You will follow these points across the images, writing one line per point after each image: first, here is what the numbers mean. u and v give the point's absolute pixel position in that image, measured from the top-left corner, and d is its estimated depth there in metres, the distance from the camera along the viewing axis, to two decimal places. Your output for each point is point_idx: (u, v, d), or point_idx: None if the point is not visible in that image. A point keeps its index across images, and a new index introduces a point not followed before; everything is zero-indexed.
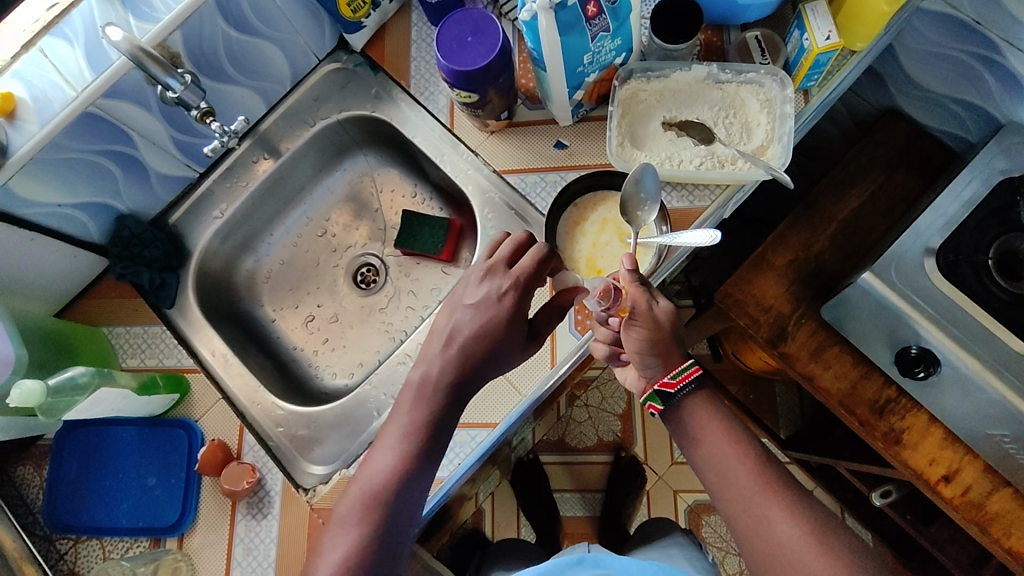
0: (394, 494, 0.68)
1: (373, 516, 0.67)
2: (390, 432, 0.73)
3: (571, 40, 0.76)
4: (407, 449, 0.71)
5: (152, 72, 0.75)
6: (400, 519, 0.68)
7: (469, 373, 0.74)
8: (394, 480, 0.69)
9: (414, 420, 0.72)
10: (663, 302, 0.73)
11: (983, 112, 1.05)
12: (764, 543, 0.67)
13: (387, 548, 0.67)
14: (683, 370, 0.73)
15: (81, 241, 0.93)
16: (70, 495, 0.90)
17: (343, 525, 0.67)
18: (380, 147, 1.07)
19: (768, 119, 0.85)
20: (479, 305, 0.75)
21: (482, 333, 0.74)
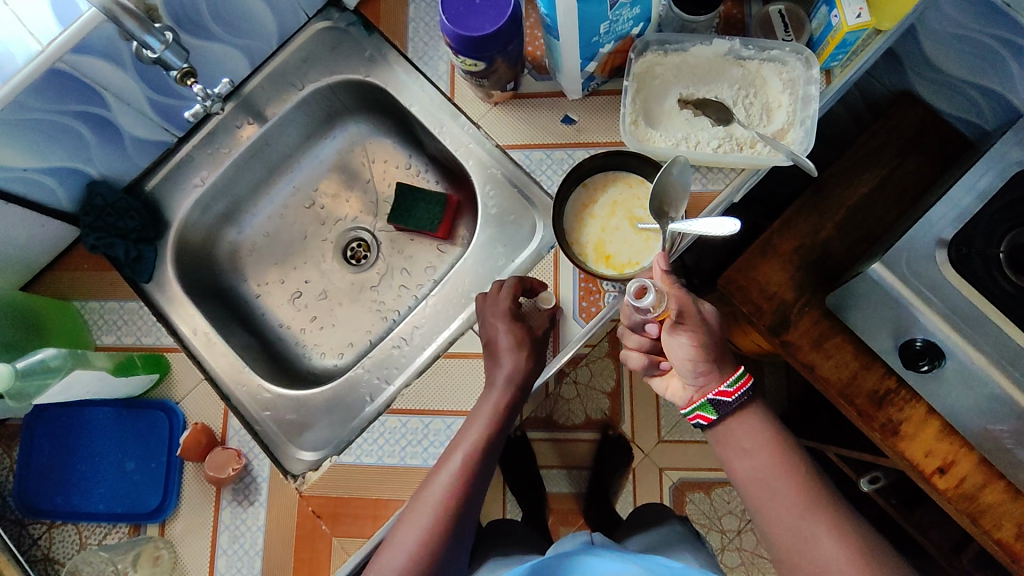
0: (474, 482, 0.72)
1: (455, 500, 0.70)
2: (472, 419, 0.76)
3: (588, 8, 0.70)
4: (490, 439, 0.74)
5: (129, 29, 0.68)
6: (475, 505, 0.72)
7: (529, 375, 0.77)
8: (476, 469, 0.72)
9: (493, 411, 0.75)
10: (706, 305, 0.71)
11: (1001, 98, 1.02)
12: (790, 544, 0.67)
13: (460, 532, 0.71)
14: (739, 378, 0.71)
15: (49, 209, 0.86)
16: (43, 479, 0.85)
17: (426, 503, 0.70)
18: (373, 114, 1.01)
19: (790, 101, 0.80)
20: (512, 333, 0.78)
21: (530, 349, 0.78)
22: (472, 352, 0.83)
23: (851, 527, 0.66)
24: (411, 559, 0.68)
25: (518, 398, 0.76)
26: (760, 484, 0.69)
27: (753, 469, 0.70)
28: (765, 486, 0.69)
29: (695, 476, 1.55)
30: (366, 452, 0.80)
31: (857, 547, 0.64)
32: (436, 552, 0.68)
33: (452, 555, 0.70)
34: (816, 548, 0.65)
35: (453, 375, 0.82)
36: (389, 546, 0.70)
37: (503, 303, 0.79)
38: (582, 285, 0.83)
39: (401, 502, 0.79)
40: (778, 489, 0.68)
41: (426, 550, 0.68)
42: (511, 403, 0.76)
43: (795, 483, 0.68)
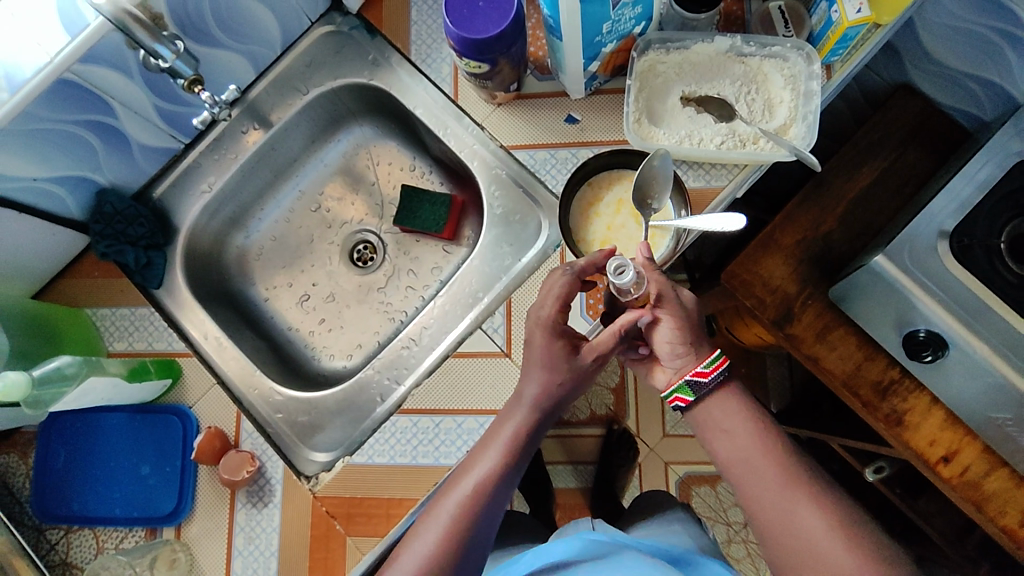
0: (484, 509, 0.68)
1: (462, 525, 0.67)
2: (490, 440, 0.73)
3: (591, 7, 0.71)
4: (508, 462, 0.71)
5: (138, 37, 0.69)
6: (484, 531, 0.69)
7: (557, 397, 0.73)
8: (488, 495, 0.69)
9: (512, 434, 0.72)
10: (684, 290, 0.74)
11: (998, 87, 1.03)
12: (780, 529, 0.67)
13: (467, 558, 0.67)
14: (715, 359, 0.73)
15: (59, 218, 0.86)
16: (59, 485, 0.86)
17: (431, 526, 0.68)
18: (377, 117, 1.01)
19: (792, 97, 0.81)
20: (549, 348, 0.74)
21: (565, 366, 0.73)
22: (481, 351, 0.84)
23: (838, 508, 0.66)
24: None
25: (540, 422, 0.73)
26: (740, 466, 0.71)
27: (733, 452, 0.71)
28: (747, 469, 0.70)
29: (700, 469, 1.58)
30: (378, 452, 0.82)
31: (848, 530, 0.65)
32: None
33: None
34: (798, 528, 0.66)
35: (463, 375, 0.83)
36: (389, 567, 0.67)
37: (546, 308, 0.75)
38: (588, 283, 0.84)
39: (414, 500, 0.80)
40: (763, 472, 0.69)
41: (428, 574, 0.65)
42: (530, 427, 0.73)
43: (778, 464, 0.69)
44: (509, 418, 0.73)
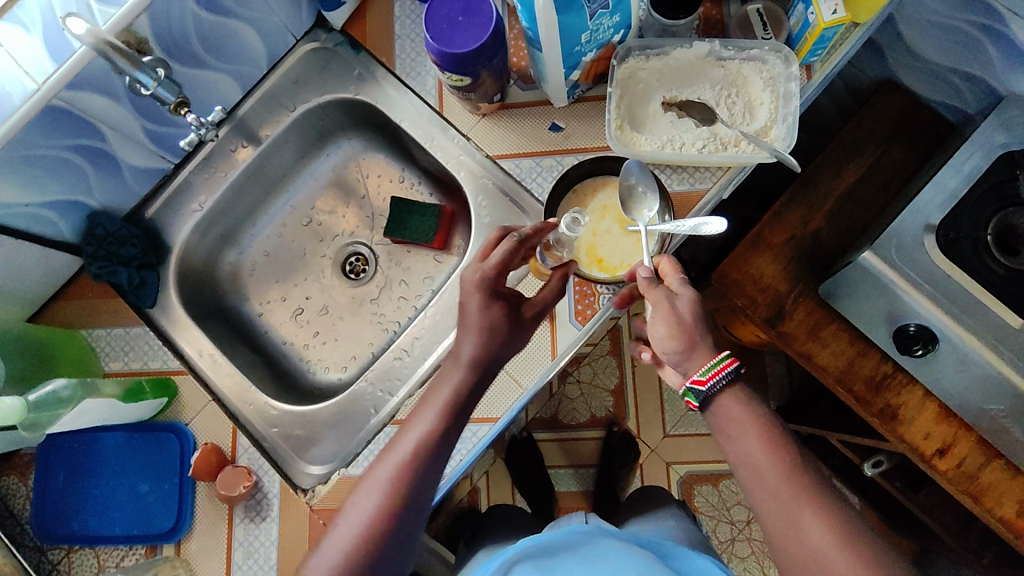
0: (419, 476, 0.65)
1: (396, 495, 0.63)
2: (424, 404, 0.69)
3: (569, 18, 0.72)
4: (442, 426, 0.67)
5: (119, 66, 0.71)
6: (421, 499, 0.65)
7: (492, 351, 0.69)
8: (421, 461, 0.65)
9: (447, 396, 0.68)
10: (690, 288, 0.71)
11: (980, 81, 1.04)
12: (787, 538, 0.63)
13: (405, 528, 0.64)
14: (716, 364, 0.66)
15: (52, 241, 0.87)
16: (60, 505, 0.87)
17: (362, 497, 0.64)
18: (364, 131, 1.02)
19: (772, 99, 0.82)
20: (486, 312, 0.70)
21: (499, 322, 0.70)
22: None
23: (847, 516, 0.62)
24: (346, 558, 0.61)
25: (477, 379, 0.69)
26: (744, 467, 0.66)
27: (734, 450, 0.67)
28: (745, 465, 0.67)
29: (702, 468, 1.56)
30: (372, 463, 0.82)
31: (861, 543, 0.60)
32: (372, 552, 0.62)
33: (393, 553, 0.63)
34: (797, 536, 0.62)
35: None
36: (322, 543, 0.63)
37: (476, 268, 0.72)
38: (576, 289, 0.85)
39: None
40: (761, 470, 0.65)
41: (361, 548, 0.62)
42: (465, 386, 0.68)
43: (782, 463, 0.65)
44: (443, 379, 0.70)
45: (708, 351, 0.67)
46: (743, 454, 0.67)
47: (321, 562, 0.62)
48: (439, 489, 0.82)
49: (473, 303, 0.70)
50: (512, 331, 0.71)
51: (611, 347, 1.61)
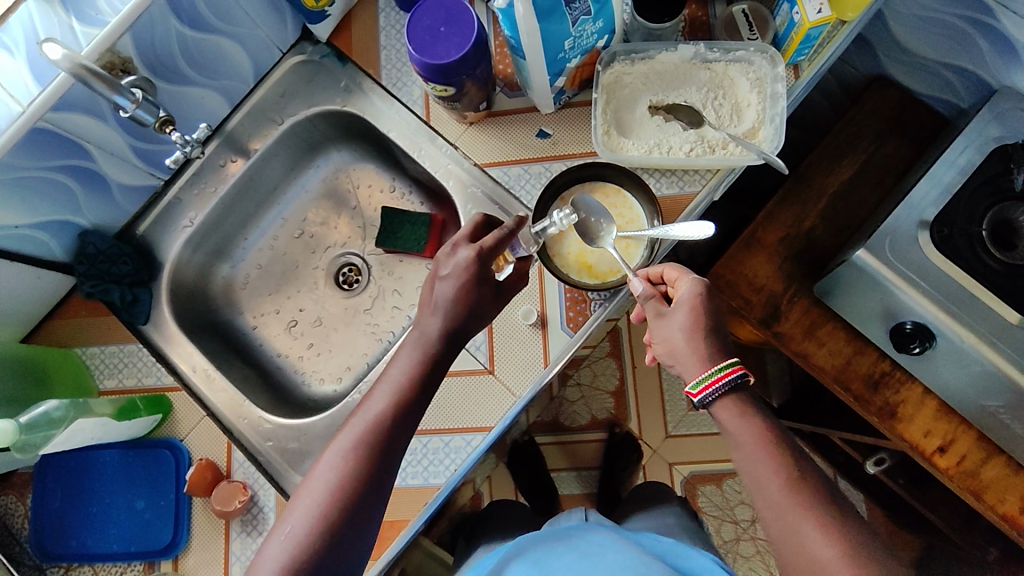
0: (385, 439, 0.64)
1: (363, 457, 0.63)
2: (389, 370, 0.69)
3: (550, 26, 0.71)
4: (401, 396, 0.66)
5: (98, 90, 0.70)
6: (389, 462, 0.64)
7: (458, 318, 0.69)
8: (386, 425, 0.65)
9: (411, 362, 0.68)
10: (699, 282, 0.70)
11: (972, 74, 1.03)
12: (790, 552, 0.59)
13: (374, 490, 0.63)
14: (709, 376, 0.65)
15: (44, 261, 0.88)
16: (58, 524, 0.87)
17: (327, 460, 0.64)
18: (353, 141, 1.02)
19: (759, 99, 0.82)
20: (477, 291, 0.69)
21: (466, 289, 0.68)
22: (465, 370, 0.84)
23: (853, 528, 0.58)
24: (315, 520, 0.61)
25: (441, 351, 0.69)
26: (747, 475, 0.64)
27: (737, 457, 0.65)
28: (747, 473, 0.64)
29: (704, 468, 1.55)
30: None
31: (867, 557, 0.56)
32: (341, 513, 0.61)
33: (363, 516, 0.62)
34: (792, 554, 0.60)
35: (448, 395, 0.84)
36: (290, 508, 0.63)
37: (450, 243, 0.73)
38: (567, 295, 0.85)
39: (405, 521, 0.81)
40: (761, 478, 0.62)
41: (329, 510, 0.61)
42: (431, 352, 0.68)
43: (785, 472, 0.61)
44: (408, 346, 0.70)
45: (697, 358, 0.67)
46: (743, 462, 0.64)
47: (290, 524, 0.62)
48: (437, 498, 0.80)
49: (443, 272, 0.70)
50: (481, 302, 0.70)
51: (611, 348, 1.60)
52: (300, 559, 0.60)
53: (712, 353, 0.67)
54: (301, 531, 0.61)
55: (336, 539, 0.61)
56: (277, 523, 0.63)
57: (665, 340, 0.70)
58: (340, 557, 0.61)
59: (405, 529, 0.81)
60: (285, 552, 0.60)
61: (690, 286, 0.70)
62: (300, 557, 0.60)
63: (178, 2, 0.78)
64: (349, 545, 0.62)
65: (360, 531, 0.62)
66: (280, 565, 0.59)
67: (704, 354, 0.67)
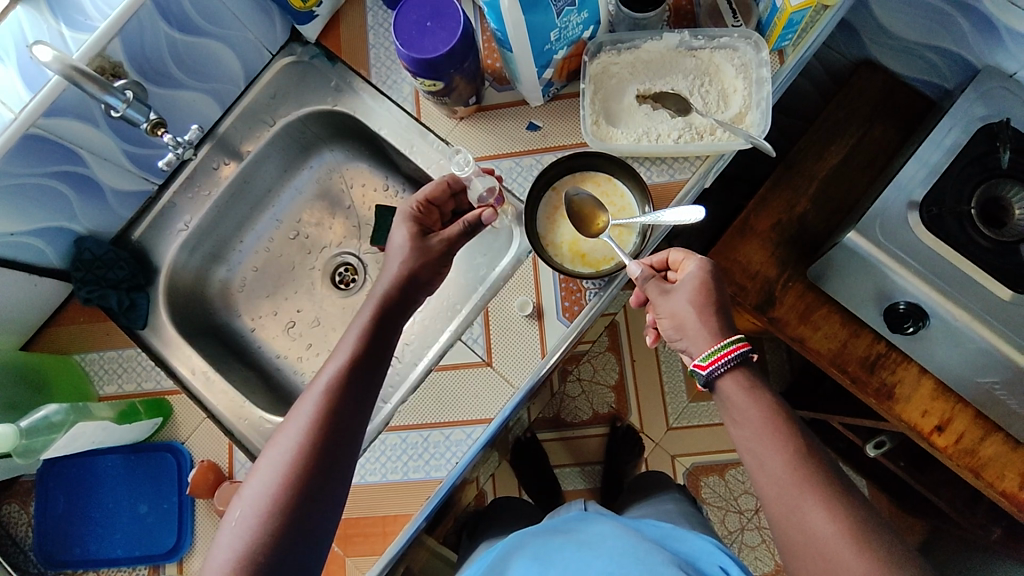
0: (344, 405, 0.65)
1: (319, 425, 0.63)
2: (344, 341, 0.70)
3: (536, 17, 0.72)
4: (355, 365, 0.67)
5: (88, 91, 0.71)
6: (352, 424, 0.65)
7: (404, 287, 0.73)
8: (342, 391, 0.65)
9: (360, 333, 0.69)
10: (702, 258, 0.72)
11: (956, 56, 1.03)
12: (789, 527, 0.60)
13: (335, 457, 0.63)
14: (717, 351, 0.66)
15: (41, 269, 0.88)
16: (62, 531, 0.87)
17: (287, 431, 0.64)
18: (346, 141, 1.03)
19: (745, 85, 0.83)
20: (429, 249, 0.75)
21: (414, 256, 0.75)
22: (463, 363, 0.85)
23: (849, 499, 0.59)
24: (274, 493, 0.60)
25: (389, 324, 0.71)
26: (748, 453, 0.64)
27: (737, 433, 0.65)
28: (745, 450, 0.64)
29: (707, 459, 1.55)
30: (370, 471, 0.83)
31: (861, 528, 0.57)
32: (304, 481, 0.60)
33: (327, 484, 0.62)
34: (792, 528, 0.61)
35: (445, 386, 0.84)
36: (251, 481, 0.62)
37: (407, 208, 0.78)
38: (563, 285, 0.85)
39: (409, 515, 0.82)
40: (759, 455, 0.63)
41: (292, 477, 0.60)
42: (382, 323, 0.71)
43: (784, 448, 0.62)
44: (362, 317, 0.71)
45: (695, 336, 0.68)
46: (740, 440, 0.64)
47: (252, 496, 0.60)
48: (438, 492, 0.81)
49: (394, 240, 0.77)
50: (431, 269, 0.75)
51: (610, 342, 1.60)
52: (266, 529, 0.58)
53: (710, 333, 0.68)
54: (265, 500, 0.59)
55: (302, 507, 0.60)
56: (239, 498, 0.62)
57: (670, 314, 0.71)
58: (307, 528, 0.60)
59: (409, 523, 0.81)
60: (250, 525, 0.58)
61: (696, 265, 0.72)
62: (265, 526, 0.58)
63: (166, 5, 0.79)
64: (317, 511, 0.61)
65: (323, 499, 0.61)
66: (245, 536, 0.58)
67: (698, 334, 0.68)
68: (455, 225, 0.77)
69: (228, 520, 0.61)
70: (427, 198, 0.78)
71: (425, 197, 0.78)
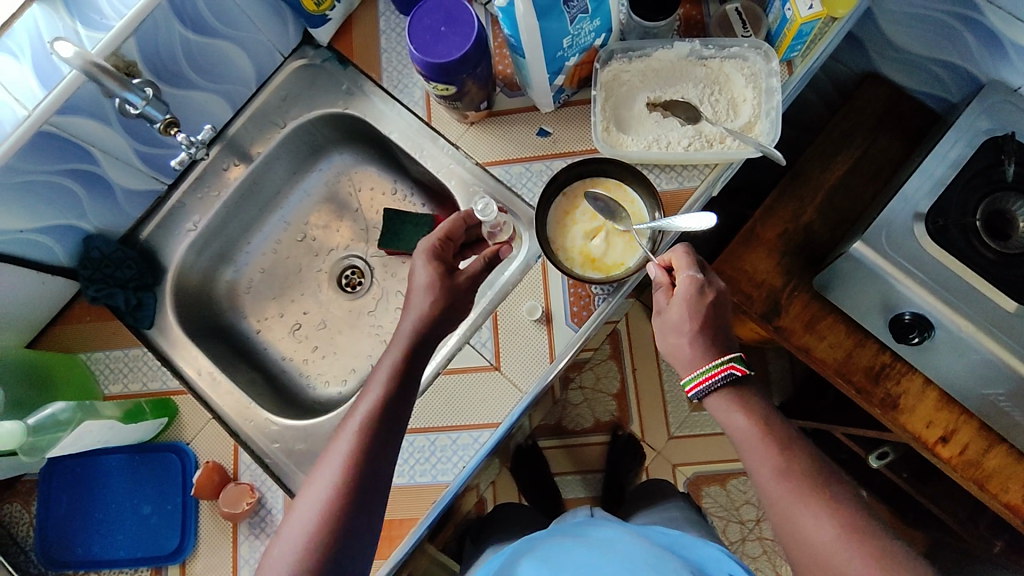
0: (376, 446, 0.65)
1: (353, 467, 0.63)
2: (373, 378, 0.70)
3: (549, 24, 0.73)
4: (387, 405, 0.67)
5: (108, 87, 0.71)
6: (383, 463, 0.65)
7: (432, 324, 0.72)
8: (374, 432, 0.66)
9: (390, 368, 0.69)
10: (690, 274, 0.73)
11: (961, 69, 1.04)
12: None
13: (370, 495, 0.64)
14: (700, 374, 0.70)
15: (49, 266, 0.88)
16: (64, 531, 0.86)
17: (320, 474, 0.64)
18: (356, 144, 1.03)
19: (754, 94, 0.83)
20: (455, 284, 0.74)
21: (441, 294, 0.73)
22: (471, 366, 0.85)
23: None
24: (310, 538, 0.60)
25: (418, 361, 0.71)
26: None
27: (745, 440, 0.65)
28: None
29: (709, 469, 1.54)
30: None
31: None
32: (339, 524, 0.61)
33: (361, 526, 0.62)
34: (800, 534, 0.61)
35: (453, 390, 0.84)
36: (287, 523, 0.63)
37: (429, 243, 0.77)
38: (572, 290, 0.85)
39: (415, 519, 0.81)
40: None
41: (329, 520, 0.61)
42: (411, 361, 0.70)
43: None
44: (391, 355, 0.71)
45: None
46: None
47: (289, 539, 0.61)
48: (444, 497, 0.81)
49: (416, 275, 0.75)
50: (456, 306, 0.74)
51: (612, 350, 1.60)
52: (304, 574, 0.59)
53: None
54: (302, 545, 0.60)
55: (338, 549, 0.61)
56: (276, 539, 0.62)
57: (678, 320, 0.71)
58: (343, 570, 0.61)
59: (415, 527, 0.81)
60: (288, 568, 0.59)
61: (687, 283, 0.73)
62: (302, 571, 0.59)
63: (181, 6, 0.79)
64: (353, 552, 0.62)
65: (358, 541, 0.62)
66: None
67: None
68: (477, 261, 0.77)
69: (264, 561, 0.62)
70: (446, 232, 0.79)
71: (444, 232, 0.79)
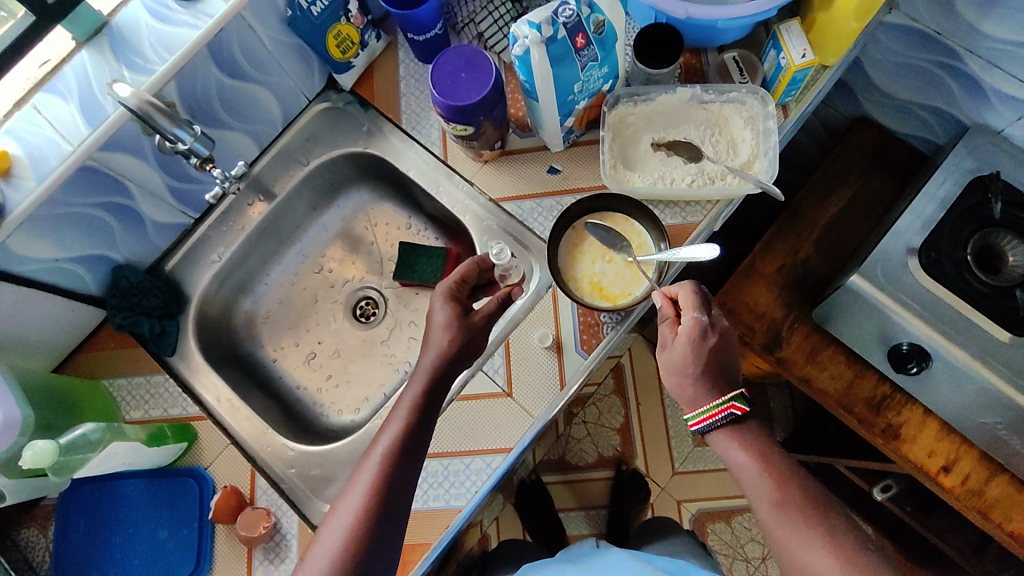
0: (398, 478, 0.67)
1: (376, 499, 0.66)
2: (394, 412, 0.72)
3: (563, 70, 0.78)
4: (408, 438, 0.70)
5: (158, 124, 0.77)
6: (404, 495, 0.68)
7: (450, 360, 0.75)
8: (396, 464, 0.68)
9: (411, 402, 0.72)
10: (694, 317, 0.73)
11: (946, 113, 1.11)
12: None
13: (392, 524, 0.66)
14: (695, 416, 0.74)
15: (78, 294, 0.92)
16: (79, 557, 0.88)
17: (344, 505, 0.66)
18: (373, 181, 1.08)
19: (752, 135, 0.89)
20: (472, 323, 0.77)
21: (458, 333, 0.76)
22: (484, 393, 0.87)
23: None
24: (334, 568, 0.62)
25: (437, 395, 0.74)
26: None
27: None
28: None
29: (714, 505, 1.54)
30: None
31: None
32: (362, 554, 0.63)
33: (382, 556, 0.65)
34: (808, 550, 0.63)
35: (467, 417, 0.86)
36: (311, 552, 0.65)
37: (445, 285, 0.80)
38: (581, 319, 0.89)
39: (427, 544, 0.82)
40: None
41: (353, 549, 0.63)
42: (430, 395, 0.73)
43: None
44: (411, 390, 0.73)
45: None
46: None
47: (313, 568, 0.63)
48: (456, 522, 0.82)
49: (435, 314, 0.78)
50: (473, 344, 0.77)
51: (615, 385, 1.63)
52: None
53: None
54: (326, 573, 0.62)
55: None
56: (301, 568, 0.65)
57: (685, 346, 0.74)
58: None
59: (427, 553, 0.82)
60: None
61: (690, 324, 0.74)
62: None
63: (219, 52, 0.85)
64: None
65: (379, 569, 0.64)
66: None
67: None
68: (492, 301, 0.79)
69: None
70: (461, 276, 0.82)
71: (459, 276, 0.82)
